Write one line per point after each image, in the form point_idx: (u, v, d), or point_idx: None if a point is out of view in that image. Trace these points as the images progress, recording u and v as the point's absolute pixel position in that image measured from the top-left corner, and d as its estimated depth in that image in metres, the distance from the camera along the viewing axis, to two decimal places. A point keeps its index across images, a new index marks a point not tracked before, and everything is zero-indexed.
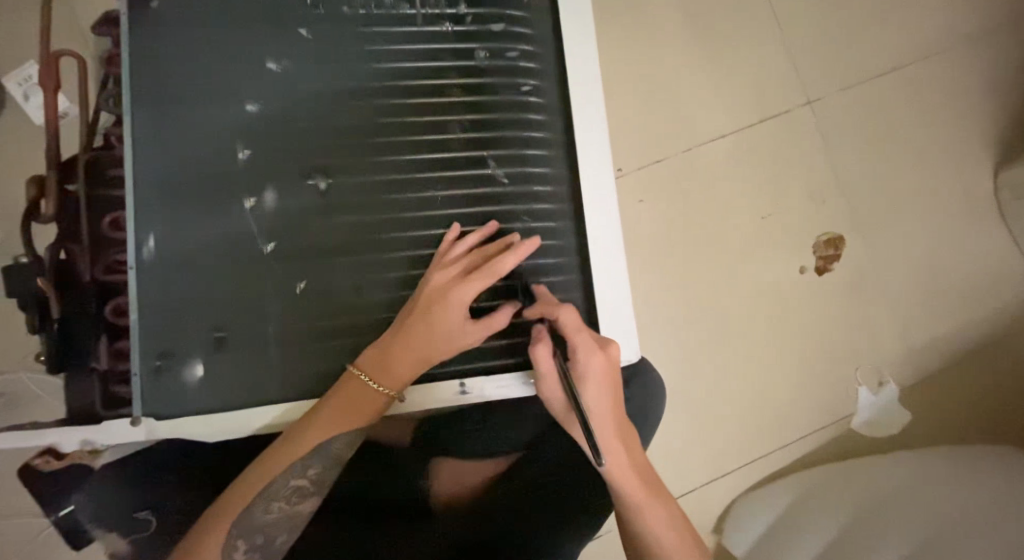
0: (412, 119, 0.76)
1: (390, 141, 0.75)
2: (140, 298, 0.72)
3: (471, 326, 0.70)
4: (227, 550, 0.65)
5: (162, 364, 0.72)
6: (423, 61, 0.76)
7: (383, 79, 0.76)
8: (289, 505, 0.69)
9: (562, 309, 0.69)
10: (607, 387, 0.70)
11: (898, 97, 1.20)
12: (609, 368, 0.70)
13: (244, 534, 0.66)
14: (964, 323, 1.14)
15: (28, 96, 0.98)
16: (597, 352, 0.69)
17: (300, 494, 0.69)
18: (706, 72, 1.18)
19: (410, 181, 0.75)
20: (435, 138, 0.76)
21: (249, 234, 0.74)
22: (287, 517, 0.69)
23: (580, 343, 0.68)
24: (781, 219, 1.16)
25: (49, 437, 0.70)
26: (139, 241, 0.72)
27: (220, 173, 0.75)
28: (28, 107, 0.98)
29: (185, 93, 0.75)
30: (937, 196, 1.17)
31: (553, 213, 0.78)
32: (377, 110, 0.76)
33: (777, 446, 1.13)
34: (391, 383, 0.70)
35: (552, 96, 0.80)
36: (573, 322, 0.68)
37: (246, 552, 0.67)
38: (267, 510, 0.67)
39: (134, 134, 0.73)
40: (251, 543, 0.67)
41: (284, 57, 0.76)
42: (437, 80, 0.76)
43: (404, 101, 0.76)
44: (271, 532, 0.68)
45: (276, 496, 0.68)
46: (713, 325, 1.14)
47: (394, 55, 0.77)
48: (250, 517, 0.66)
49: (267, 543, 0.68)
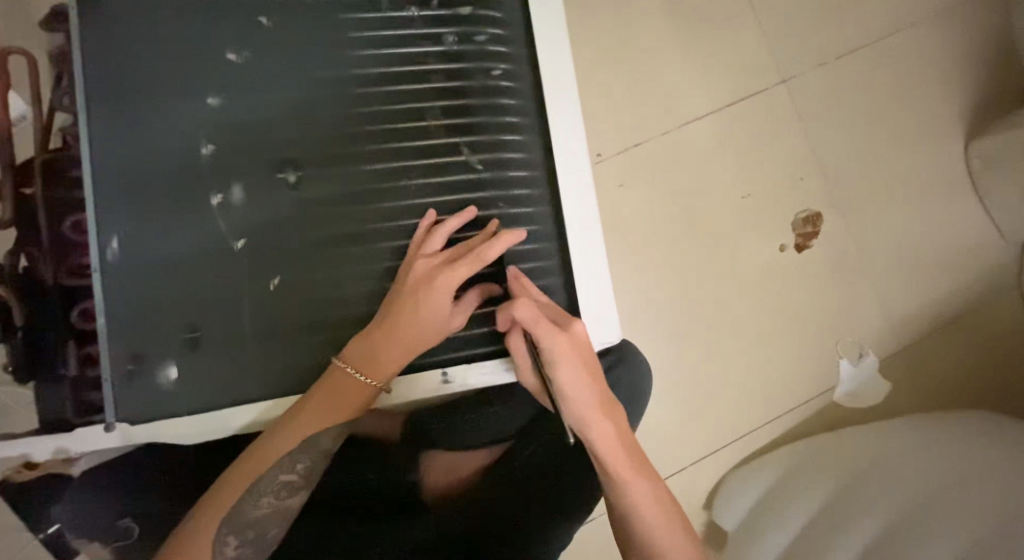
0: (386, 108, 0.74)
1: (362, 131, 0.74)
2: (108, 299, 0.69)
3: (456, 311, 0.71)
4: (218, 546, 0.63)
5: (135, 368, 0.69)
6: (395, 47, 0.75)
7: (352, 67, 0.74)
8: (279, 500, 0.67)
9: (519, 302, 0.68)
10: (576, 366, 0.69)
11: (870, 70, 1.20)
12: (574, 347, 0.69)
13: (235, 529, 0.64)
14: (940, 292, 1.15)
15: None
16: (560, 334, 0.68)
17: (290, 488, 0.68)
18: (679, 51, 1.17)
19: (384, 171, 0.74)
20: (409, 125, 0.74)
21: (219, 230, 0.72)
22: (277, 512, 0.67)
23: (541, 329, 0.67)
24: (758, 197, 1.16)
25: (20, 447, 0.67)
26: (103, 244, 0.70)
27: (185, 170, 0.72)
28: None
29: (145, 89, 0.72)
30: (910, 167, 1.18)
31: (529, 199, 0.77)
32: (347, 101, 0.74)
33: (762, 422, 1.13)
34: (376, 372, 0.69)
35: (524, 79, 0.79)
36: (528, 314, 0.67)
37: (237, 548, 0.65)
38: (256, 506, 0.66)
39: (92, 134, 0.71)
40: (242, 539, 0.65)
41: (245, 48, 0.73)
42: (408, 66, 0.75)
43: (373, 90, 0.74)
44: (263, 527, 0.67)
45: (265, 491, 0.66)
46: (694, 304, 1.14)
47: (359, 42, 0.75)
48: (241, 513, 0.65)
49: (259, 539, 0.66)
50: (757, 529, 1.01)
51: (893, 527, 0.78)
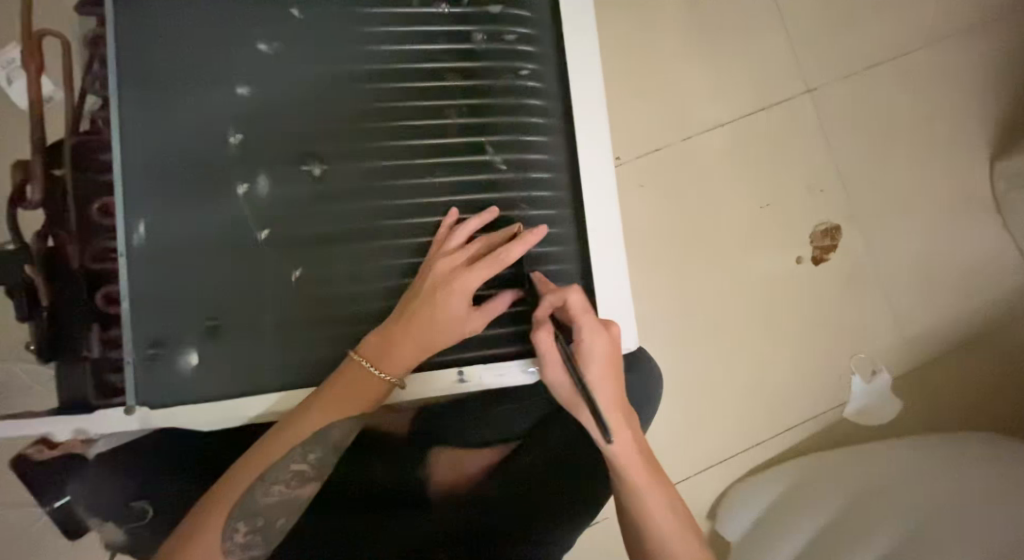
0: (410, 105, 0.75)
1: (385, 127, 0.74)
2: (131, 284, 0.70)
3: (474, 315, 0.70)
4: (227, 534, 0.63)
5: (156, 353, 0.70)
6: (420, 43, 0.75)
7: (374, 61, 0.75)
8: (289, 489, 0.67)
9: (570, 291, 0.69)
10: (609, 370, 0.70)
11: (897, 83, 1.19)
12: (612, 349, 0.70)
13: (245, 517, 0.65)
14: (957, 312, 1.15)
15: (10, 79, 1.00)
16: (602, 333, 0.69)
17: (301, 479, 0.68)
18: (703, 55, 1.17)
19: (409, 168, 0.74)
20: (433, 122, 0.75)
21: (242, 219, 0.73)
22: (286, 502, 0.68)
23: (586, 323, 0.68)
24: (777, 206, 1.16)
25: (42, 425, 0.68)
26: (129, 227, 0.70)
27: (213, 158, 0.73)
28: (10, 90, 1.01)
29: (174, 75, 0.72)
30: (933, 184, 1.17)
31: (551, 201, 0.78)
32: (370, 96, 0.74)
33: (770, 434, 1.14)
34: (392, 367, 0.69)
35: (550, 80, 0.79)
36: (581, 303, 0.68)
37: (246, 536, 0.65)
38: (267, 493, 0.66)
39: (121, 117, 0.71)
40: (251, 527, 0.65)
41: (277, 39, 0.74)
42: (430, 64, 0.75)
43: (397, 85, 0.75)
44: (272, 516, 0.67)
45: (276, 479, 0.66)
46: (708, 313, 1.14)
47: (385, 35, 0.75)
48: (252, 501, 0.65)
49: (269, 528, 0.67)
50: (762, 540, 1.02)
51: (903, 548, 0.78)
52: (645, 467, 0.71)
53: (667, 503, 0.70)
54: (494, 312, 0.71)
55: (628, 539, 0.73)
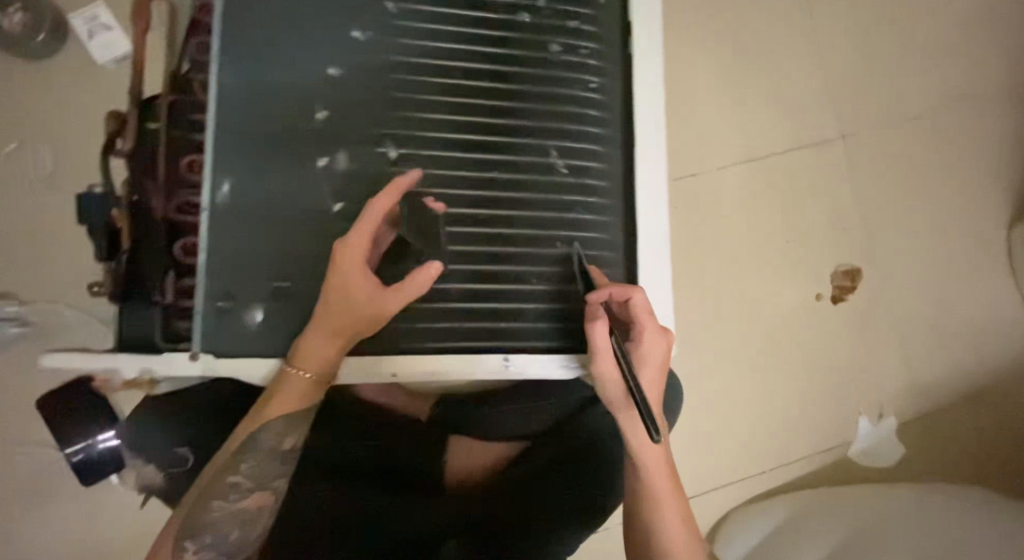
0: (462, 100, 0.79)
1: (445, 120, 0.79)
2: (211, 239, 0.74)
3: (379, 287, 0.67)
4: (179, 552, 0.71)
5: (225, 307, 0.73)
6: (479, 43, 0.80)
7: (428, 57, 0.79)
8: (230, 502, 0.73)
9: (636, 291, 0.72)
10: (655, 373, 0.75)
11: (926, 140, 1.25)
12: (664, 355, 0.75)
13: (194, 533, 0.71)
14: (964, 364, 1.20)
15: (91, 34, 1.10)
16: (660, 338, 0.74)
17: (240, 489, 0.73)
18: (746, 93, 1.23)
19: (464, 161, 0.79)
20: (487, 120, 0.79)
21: (319, 190, 0.77)
22: (232, 513, 0.73)
23: (648, 326, 0.73)
24: (802, 245, 1.21)
25: (113, 360, 0.71)
26: (215, 185, 0.74)
27: (297, 130, 0.77)
28: (90, 44, 1.10)
29: (271, 49, 0.77)
30: (953, 239, 1.23)
31: (604, 208, 0.84)
32: (429, 88, 0.79)
33: (774, 464, 1.19)
34: (309, 361, 0.71)
35: (614, 95, 0.86)
36: (646, 305, 0.72)
37: (199, 550, 0.72)
38: (210, 509, 0.72)
39: (219, 82, 0.75)
40: (203, 542, 0.72)
41: (369, 28, 0.79)
42: (489, 64, 0.80)
43: (452, 80, 0.79)
44: (222, 529, 0.73)
45: (215, 495, 0.72)
46: (726, 339, 1.19)
47: (447, 33, 0.79)
48: (198, 519, 0.72)
49: (223, 540, 0.73)
50: None
51: None
52: (663, 469, 0.76)
53: (674, 509, 0.76)
54: (397, 300, 0.67)
55: (632, 535, 0.79)
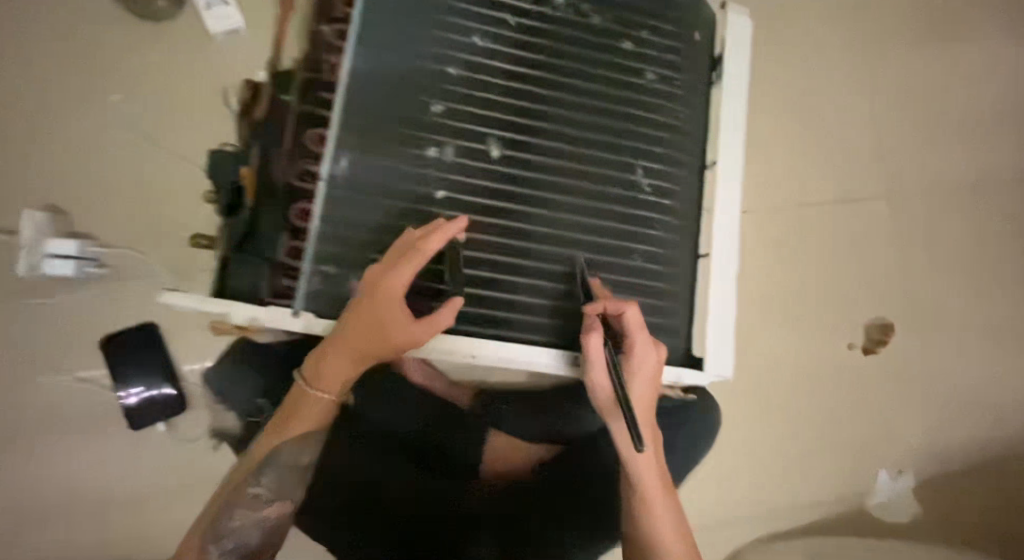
0: (488, 98, 0.85)
1: (475, 112, 0.84)
2: (325, 208, 0.80)
3: (411, 322, 0.77)
4: (206, 550, 0.84)
5: (330, 272, 0.80)
6: (522, 49, 0.86)
7: (468, 52, 0.85)
8: (253, 510, 0.86)
9: (629, 307, 0.78)
10: (647, 381, 0.81)
11: (974, 213, 1.30)
12: (656, 365, 0.81)
13: (220, 537, 0.84)
14: (989, 433, 1.23)
15: (208, 5, 1.18)
16: (650, 351, 0.80)
17: (261, 498, 0.87)
18: (802, 146, 1.32)
19: (473, 151, 0.84)
20: (509, 119, 0.85)
21: (426, 177, 0.83)
22: (252, 519, 0.86)
23: (639, 340, 0.78)
24: (841, 295, 1.27)
25: (226, 306, 0.77)
26: (336, 159, 0.80)
27: (414, 120, 0.83)
28: (207, 13, 1.18)
29: (400, 43, 0.84)
30: (990, 311, 1.26)
31: (678, 228, 0.91)
32: (470, 83, 0.85)
33: (792, 503, 1.24)
34: (327, 383, 0.85)
35: (699, 126, 0.94)
36: (638, 320, 0.78)
37: (223, 550, 0.84)
38: (233, 516, 0.85)
39: (353, 68, 0.82)
40: (227, 544, 0.84)
41: (490, 37, 0.86)
42: (522, 69, 0.86)
43: (488, 78, 0.85)
44: (244, 533, 0.85)
45: (240, 502, 0.85)
46: (759, 375, 1.26)
47: (496, 35, 0.86)
48: (223, 523, 0.85)
49: (242, 544, 0.85)
50: None
51: None
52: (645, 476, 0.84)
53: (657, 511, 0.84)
54: (425, 332, 0.77)
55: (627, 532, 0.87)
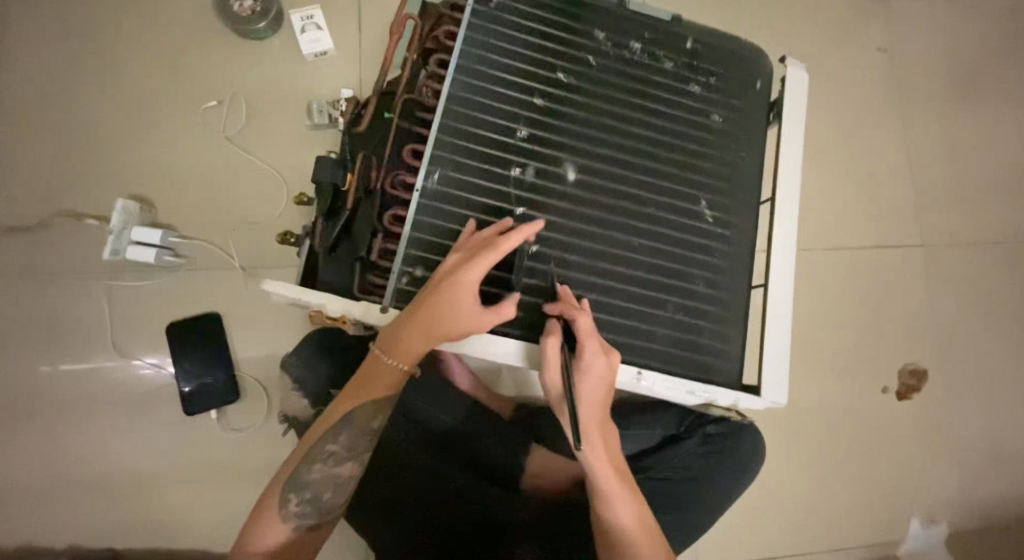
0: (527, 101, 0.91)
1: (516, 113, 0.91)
2: (417, 216, 0.87)
3: (485, 312, 0.79)
4: (283, 502, 0.82)
5: (418, 273, 0.87)
6: (564, 61, 0.94)
7: (511, 59, 0.92)
8: (328, 467, 0.84)
9: (580, 313, 0.78)
10: (601, 387, 0.80)
11: (999, 271, 1.39)
12: (608, 371, 0.79)
13: (296, 490, 0.82)
14: (1009, 481, 1.31)
15: (303, 29, 1.31)
16: (601, 356, 0.79)
17: (335, 458, 0.84)
18: (846, 194, 1.37)
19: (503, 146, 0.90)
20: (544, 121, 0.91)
21: (508, 193, 0.89)
22: (328, 476, 0.84)
23: (589, 346, 0.77)
24: (878, 341, 1.32)
25: (322, 298, 0.85)
26: (429, 172, 0.87)
27: (502, 141, 0.90)
28: (301, 36, 1.30)
29: (492, 71, 0.92)
30: (1011, 364, 1.35)
31: (734, 258, 0.97)
32: (513, 87, 0.92)
33: (827, 545, 1.25)
34: (402, 356, 0.82)
35: (758, 167, 1.01)
36: (588, 326, 0.78)
37: (299, 505, 0.82)
38: (309, 470, 0.83)
39: (451, 90, 0.90)
40: (302, 498, 0.82)
41: (574, 72, 0.94)
42: (561, 79, 0.93)
43: (530, 85, 0.92)
44: (318, 490, 0.83)
45: (316, 458, 0.84)
46: (798, 414, 1.28)
47: (540, 46, 0.93)
48: (299, 476, 0.83)
49: (316, 500, 0.83)
50: None
51: None
52: (616, 480, 0.83)
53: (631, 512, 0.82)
54: (496, 320, 0.80)
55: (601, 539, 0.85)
